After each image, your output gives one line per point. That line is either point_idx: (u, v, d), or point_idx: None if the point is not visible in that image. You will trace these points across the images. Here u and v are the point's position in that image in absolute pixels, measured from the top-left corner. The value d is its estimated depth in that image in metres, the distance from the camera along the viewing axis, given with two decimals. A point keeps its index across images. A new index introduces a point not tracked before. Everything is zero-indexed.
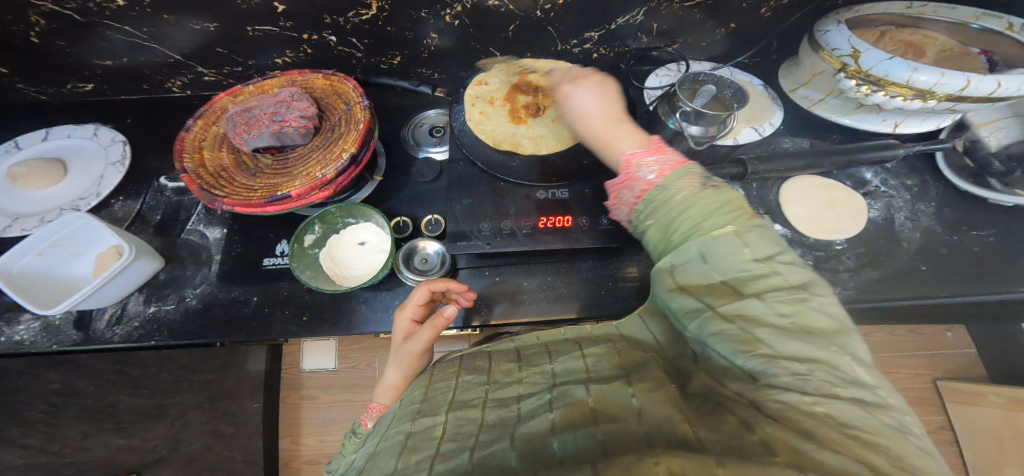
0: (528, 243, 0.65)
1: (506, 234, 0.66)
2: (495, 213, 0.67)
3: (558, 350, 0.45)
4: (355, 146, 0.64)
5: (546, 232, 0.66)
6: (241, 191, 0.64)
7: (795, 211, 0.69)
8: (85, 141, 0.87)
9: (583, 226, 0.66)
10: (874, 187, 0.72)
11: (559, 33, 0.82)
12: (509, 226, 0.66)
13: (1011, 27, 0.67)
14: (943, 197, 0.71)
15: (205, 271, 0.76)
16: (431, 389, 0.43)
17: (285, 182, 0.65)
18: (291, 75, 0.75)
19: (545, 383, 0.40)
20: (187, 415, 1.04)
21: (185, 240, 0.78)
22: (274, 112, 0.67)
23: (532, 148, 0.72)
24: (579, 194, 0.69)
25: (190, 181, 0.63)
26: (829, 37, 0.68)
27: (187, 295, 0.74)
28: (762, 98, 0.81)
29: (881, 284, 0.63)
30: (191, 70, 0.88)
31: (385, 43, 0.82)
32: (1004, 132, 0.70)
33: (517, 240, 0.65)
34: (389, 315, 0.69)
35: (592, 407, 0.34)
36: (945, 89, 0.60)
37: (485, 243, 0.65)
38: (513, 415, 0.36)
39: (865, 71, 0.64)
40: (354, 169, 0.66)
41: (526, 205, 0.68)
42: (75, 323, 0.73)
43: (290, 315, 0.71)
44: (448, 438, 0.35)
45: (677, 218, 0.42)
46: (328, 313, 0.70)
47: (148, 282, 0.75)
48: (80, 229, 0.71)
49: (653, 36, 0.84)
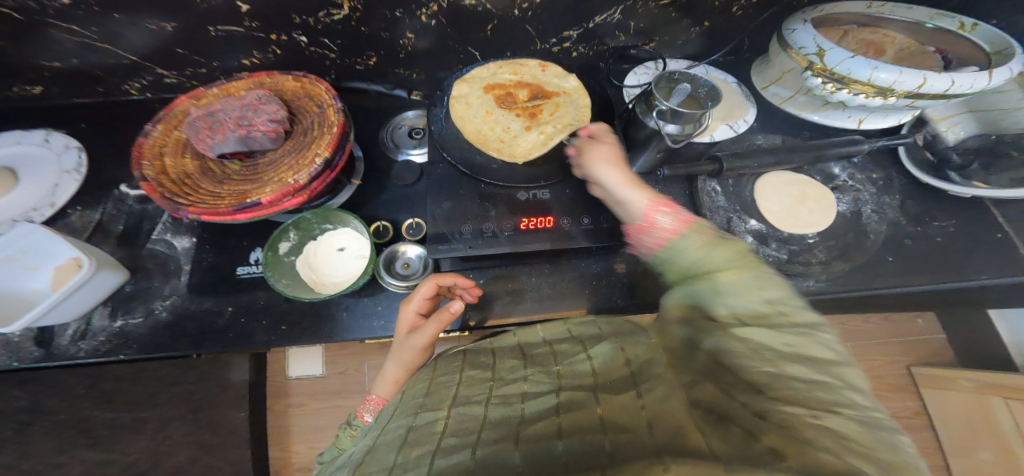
0: (509, 245, 0.65)
1: (487, 237, 0.65)
2: (477, 216, 0.67)
3: (563, 352, 0.46)
4: (330, 151, 0.62)
5: (529, 233, 0.65)
6: (208, 200, 0.61)
7: (769, 206, 0.72)
8: (36, 148, 0.82)
9: (565, 227, 0.66)
10: (840, 181, 0.75)
11: (537, 32, 0.81)
12: (491, 229, 0.66)
13: (963, 27, 0.71)
14: (906, 189, 0.74)
15: (176, 283, 0.72)
16: (435, 383, 0.44)
17: (255, 189, 0.62)
18: (258, 78, 0.72)
19: (550, 384, 0.40)
20: (168, 427, 0.97)
21: (150, 250, 0.75)
22: (239, 116, 0.65)
23: (496, 140, 0.74)
24: (559, 195, 0.69)
25: (151, 190, 0.59)
26: (795, 36, 0.70)
27: (157, 307, 0.71)
28: (736, 96, 0.83)
29: (851, 275, 0.66)
30: (152, 71, 0.83)
31: (359, 43, 0.79)
32: (959, 128, 0.76)
33: (499, 242, 0.65)
34: (372, 322, 0.68)
35: (603, 415, 0.34)
36: (903, 87, 0.63)
37: (468, 247, 0.64)
38: (516, 414, 0.37)
39: (829, 69, 0.66)
40: (329, 175, 0.65)
41: (509, 208, 0.67)
42: (36, 340, 0.69)
43: (269, 327, 0.69)
44: (448, 433, 0.35)
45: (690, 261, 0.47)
46: (309, 322, 0.68)
47: (112, 297, 0.71)
48: (33, 243, 0.66)
49: (631, 35, 0.84)
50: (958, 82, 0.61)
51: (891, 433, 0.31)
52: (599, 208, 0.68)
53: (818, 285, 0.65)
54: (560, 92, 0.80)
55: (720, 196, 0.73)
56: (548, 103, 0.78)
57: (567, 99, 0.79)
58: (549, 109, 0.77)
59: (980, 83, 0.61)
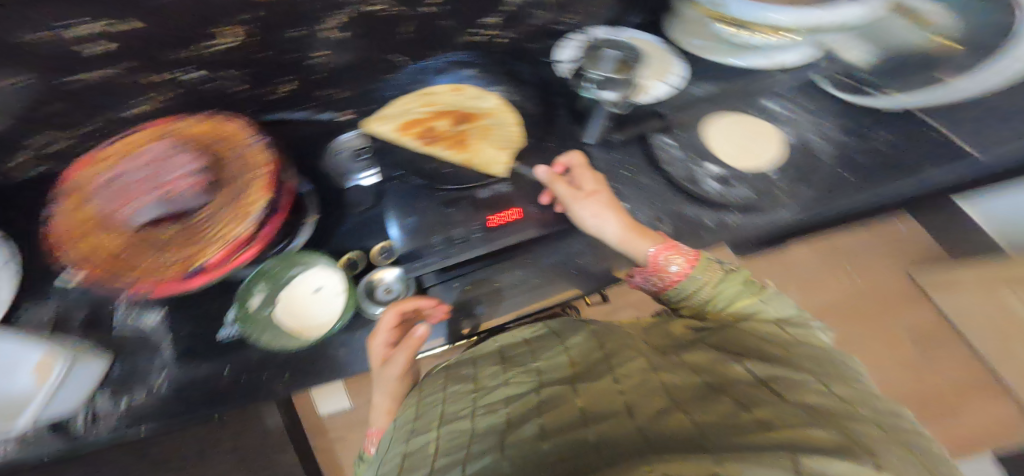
0: (480, 246, 0.63)
1: (459, 243, 0.63)
2: (443, 225, 0.64)
3: (542, 347, 0.47)
4: (267, 190, 0.59)
5: (501, 230, 0.65)
6: (153, 271, 0.57)
7: (728, 150, 0.78)
8: None
9: (534, 213, 0.67)
10: (781, 114, 0.83)
11: (417, 30, 0.83)
12: (460, 233, 0.64)
13: None
14: (839, 112, 0.83)
15: (164, 356, 0.71)
16: (423, 406, 0.44)
17: (201, 247, 0.58)
18: (157, 127, 0.67)
19: (531, 383, 0.40)
20: None
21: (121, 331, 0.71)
22: (155, 177, 0.62)
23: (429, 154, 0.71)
24: (518, 185, 0.69)
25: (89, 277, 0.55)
26: None
27: (156, 382, 0.69)
28: (660, 52, 0.83)
29: (814, 199, 0.75)
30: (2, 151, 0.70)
31: (269, 69, 0.79)
32: (861, 50, 0.84)
33: (473, 245, 0.63)
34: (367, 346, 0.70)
35: (583, 408, 0.33)
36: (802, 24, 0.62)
37: (442, 259, 0.63)
38: (499, 421, 0.35)
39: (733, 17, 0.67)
40: (275, 216, 0.62)
41: (473, 210, 0.66)
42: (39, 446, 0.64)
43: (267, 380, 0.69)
44: (440, 453, 0.35)
45: (707, 290, 0.52)
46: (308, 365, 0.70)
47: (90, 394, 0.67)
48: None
49: (538, 8, 0.85)
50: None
51: (886, 412, 0.34)
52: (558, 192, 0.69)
53: (788, 213, 0.74)
54: (481, 114, 0.75)
55: (674, 149, 0.78)
56: (474, 126, 0.73)
57: (492, 120, 0.74)
58: (477, 134, 0.72)
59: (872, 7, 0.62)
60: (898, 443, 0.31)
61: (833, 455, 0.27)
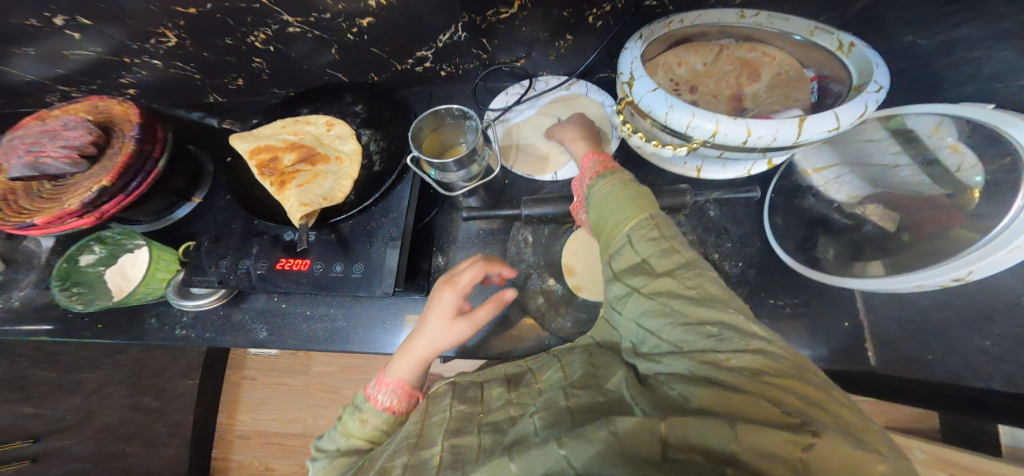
0: (260, 287, 0.59)
1: (241, 274, 0.59)
2: (361, 258, 0.59)
3: (541, 368, 0.51)
4: (109, 178, 0.53)
5: (282, 276, 0.59)
6: (9, 217, 0.54)
7: (573, 266, 0.68)
8: None
9: (316, 274, 0.59)
10: None
11: (388, 55, 0.72)
12: (248, 266, 0.60)
13: (840, 48, 0.48)
14: (746, 255, 0.63)
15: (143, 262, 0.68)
16: (428, 422, 0.46)
17: (41, 205, 0.54)
18: (93, 100, 0.61)
19: (531, 401, 0.45)
20: (107, 388, 1.02)
21: (24, 246, 0.72)
22: (33, 143, 0.55)
23: (295, 194, 0.61)
24: (355, 230, 0.61)
25: None
26: (621, 57, 0.53)
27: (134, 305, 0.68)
28: (604, 126, 0.72)
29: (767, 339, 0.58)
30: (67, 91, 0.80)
31: (286, 68, 0.76)
32: (845, 181, 0.56)
33: (251, 282, 0.59)
34: (280, 320, 0.67)
35: (567, 412, 0.39)
36: (697, 133, 0.48)
37: (218, 280, 0.60)
38: (499, 436, 0.41)
39: (637, 102, 0.52)
40: (123, 199, 0.56)
41: (328, 250, 0.60)
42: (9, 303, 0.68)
43: (172, 314, 0.67)
44: (446, 466, 0.39)
45: (598, 213, 0.49)
46: (213, 322, 0.67)
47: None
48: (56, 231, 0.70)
49: (491, 51, 0.74)
50: (806, 128, 0.44)
51: (799, 369, 0.33)
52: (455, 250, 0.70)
53: None
54: (331, 157, 0.65)
55: (527, 249, 0.70)
56: (308, 169, 0.64)
57: (334, 167, 0.64)
58: (309, 179, 0.63)
59: (784, 135, 0.44)
60: (838, 409, 0.30)
61: (769, 431, 0.28)
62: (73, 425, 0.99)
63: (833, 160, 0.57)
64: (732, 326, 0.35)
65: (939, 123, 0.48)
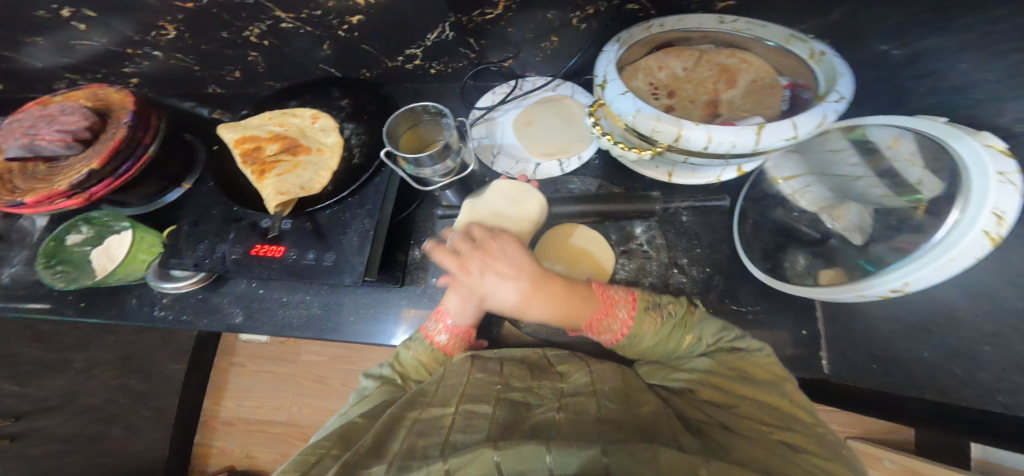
0: (233, 272, 0.59)
1: (215, 259, 0.60)
2: (334, 248, 0.60)
3: (567, 371, 0.52)
4: (99, 161, 0.55)
5: (256, 261, 0.60)
6: (2, 196, 0.55)
7: (541, 267, 0.64)
8: None
9: (289, 261, 0.59)
10: (636, 243, 0.66)
11: (378, 52, 0.73)
12: (222, 251, 0.61)
13: (813, 57, 0.48)
14: (713, 261, 0.65)
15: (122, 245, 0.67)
16: (443, 384, 0.48)
17: (34, 186, 0.56)
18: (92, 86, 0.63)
19: (555, 396, 0.46)
20: (95, 369, 1.04)
21: (19, 225, 0.75)
22: (30, 125, 0.57)
23: (274, 183, 0.63)
24: (332, 219, 0.62)
25: None
26: (598, 60, 0.55)
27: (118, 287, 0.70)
28: (584, 127, 0.74)
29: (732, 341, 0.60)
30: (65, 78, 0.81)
31: (277, 59, 0.75)
32: (809, 188, 0.58)
33: (226, 267, 0.60)
34: (258, 305, 0.68)
35: (598, 417, 0.40)
36: (661, 137, 0.49)
37: (194, 263, 0.60)
38: (522, 417, 0.42)
39: (607, 105, 0.53)
40: (113, 182, 0.57)
41: (304, 239, 0.61)
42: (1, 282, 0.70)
43: (151, 294, 0.69)
44: (456, 429, 0.41)
45: (649, 346, 0.52)
46: (192, 305, 0.68)
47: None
48: None
49: (480, 49, 0.73)
50: (763, 136, 0.45)
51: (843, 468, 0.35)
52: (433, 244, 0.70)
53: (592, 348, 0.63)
54: (313, 149, 0.66)
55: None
56: (290, 159, 0.65)
57: (314, 159, 0.66)
58: (291, 170, 0.65)
59: (744, 140, 0.45)
60: None
61: None
62: (58, 404, 1.00)
63: (804, 174, 0.59)
64: (789, 404, 0.42)
65: (893, 135, 0.48)
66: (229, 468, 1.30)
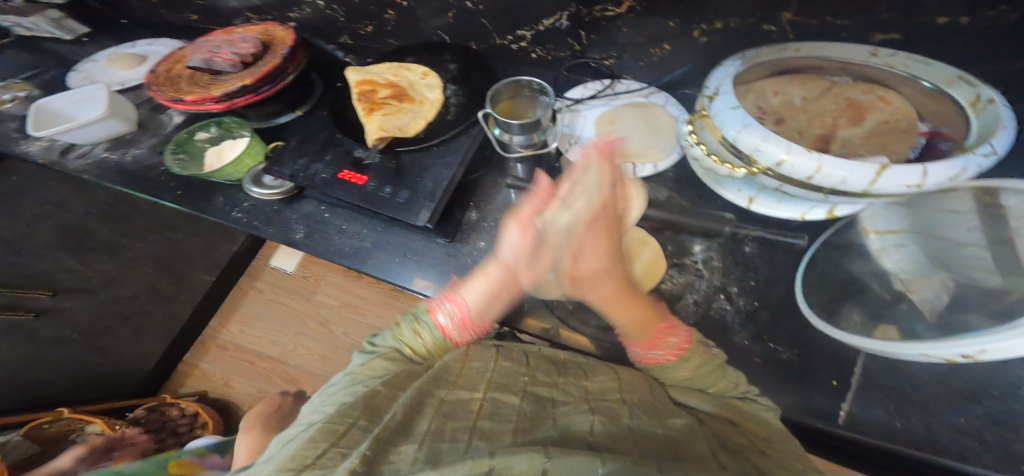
0: (320, 188, 0.64)
1: (304, 173, 0.66)
2: (411, 185, 0.63)
3: (590, 371, 0.50)
4: (250, 79, 0.71)
5: (341, 184, 0.64)
6: (167, 89, 0.73)
7: None
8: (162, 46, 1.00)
9: (369, 190, 0.63)
10: (690, 260, 0.60)
11: (493, 28, 0.80)
12: (316, 169, 0.66)
13: (976, 104, 0.44)
14: (764, 295, 0.57)
15: (235, 147, 0.77)
16: (469, 366, 0.48)
17: (199, 87, 0.72)
18: (265, 25, 0.82)
19: (579, 395, 0.44)
20: (141, 259, 1.26)
21: (159, 118, 0.87)
22: (217, 47, 0.76)
23: (379, 122, 0.67)
24: (412, 163, 0.65)
25: (148, 79, 0.74)
26: (713, 69, 0.52)
27: (203, 182, 0.78)
28: (670, 137, 0.70)
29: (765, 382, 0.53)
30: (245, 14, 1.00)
31: (406, 25, 0.89)
32: (900, 250, 0.49)
33: (312, 184, 0.65)
34: (319, 227, 0.72)
35: (630, 425, 0.38)
36: (762, 158, 0.44)
37: (290, 173, 0.66)
38: (548, 416, 0.40)
39: (710, 116, 0.49)
40: (253, 98, 0.74)
41: (383, 172, 0.64)
42: (114, 155, 0.83)
43: (236, 197, 0.77)
44: (483, 415, 0.40)
45: (681, 377, 0.48)
46: (265, 214, 0.74)
47: (116, 138, 0.84)
48: (91, 94, 0.81)
49: (586, 45, 0.77)
50: (883, 178, 0.38)
51: None
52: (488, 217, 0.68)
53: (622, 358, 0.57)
54: (418, 100, 0.70)
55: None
56: (395, 104, 0.69)
57: (416, 107, 0.69)
58: (395, 113, 0.68)
59: (857, 178, 0.39)
60: None
61: None
62: (97, 287, 1.17)
63: (901, 231, 0.49)
64: (792, 450, 0.40)
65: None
66: (203, 392, 1.42)
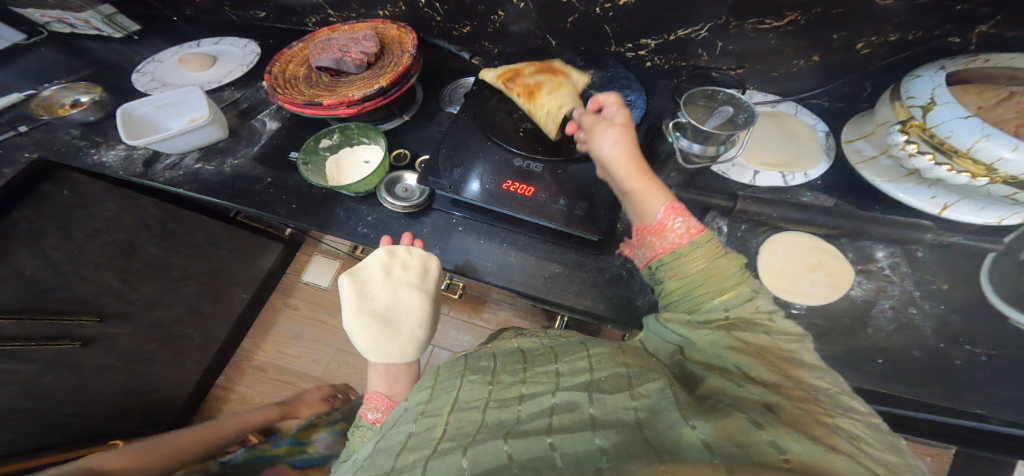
0: (484, 199, 0.61)
1: (470, 184, 0.62)
2: (582, 194, 0.61)
3: (564, 351, 0.40)
4: (387, 82, 0.67)
5: (506, 194, 0.62)
6: (295, 93, 0.69)
7: (770, 264, 0.60)
8: (232, 48, 0.93)
9: (538, 200, 0.61)
10: (876, 266, 0.59)
11: (616, 35, 0.78)
12: (476, 180, 0.63)
13: None
14: (947, 298, 0.56)
15: (358, 157, 0.72)
16: (436, 387, 0.38)
17: (327, 92, 0.69)
18: (376, 23, 0.78)
19: (550, 384, 0.36)
20: (183, 281, 1.03)
21: (249, 125, 0.80)
22: (342, 45, 0.71)
23: (545, 110, 0.65)
24: (576, 174, 0.63)
25: (267, 80, 0.69)
26: (914, 83, 0.54)
27: (315, 194, 0.72)
28: (814, 146, 0.70)
29: (982, 388, 0.51)
30: (324, 14, 0.92)
31: (512, 37, 0.85)
32: None
33: (475, 194, 0.62)
34: (457, 241, 0.68)
35: (594, 417, 0.31)
36: (1008, 168, 0.46)
37: (451, 186, 0.63)
38: (512, 421, 0.32)
39: (928, 128, 0.50)
40: (384, 101, 0.70)
41: (552, 182, 0.62)
42: (205, 165, 0.75)
43: (358, 211, 0.70)
44: (447, 438, 0.31)
45: (689, 276, 0.45)
46: (395, 227, 0.69)
47: (206, 147, 0.77)
48: (185, 100, 0.75)
49: (715, 55, 0.76)
50: None
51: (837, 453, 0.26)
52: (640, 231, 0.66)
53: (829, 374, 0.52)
54: (567, 72, 0.68)
55: (720, 238, 0.63)
56: (552, 81, 0.67)
57: (572, 78, 0.68)
58: (557, 90, 0.67)
59: None
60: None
61: None
62: (137, 311, 0.95)
63: None
64: (803, 391, 0.32)
65: None
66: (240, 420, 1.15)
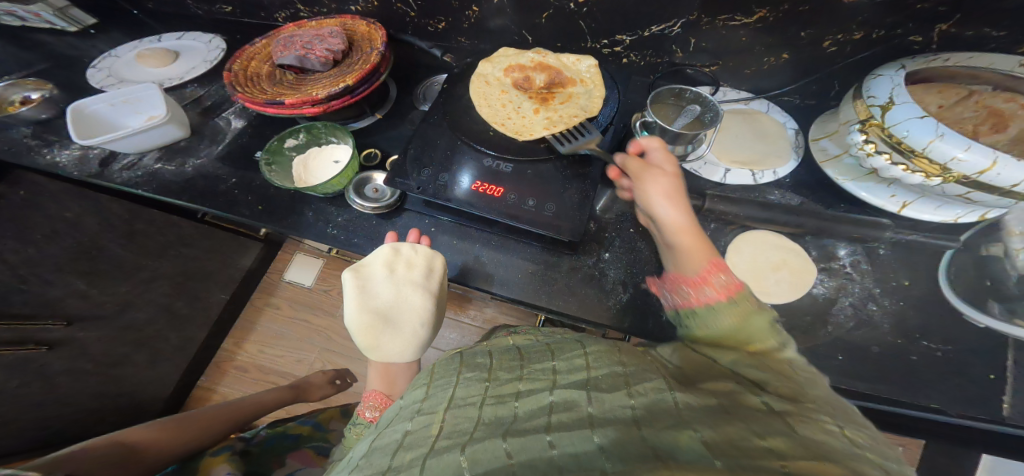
0: (452, 200, 0.60)
1: (438, 184, 0.61)
2: (551, 194, 0.61)
3: (559, 348, 0.40)
4: (353, 80, 0.65)
5: (474, 195, 0.61)
6: (256, 91, 0.67)
7: (736, 263, 0.61)
8: (197, 44, 0.89)
9: (508, 201, 0.60)
10: (838, 264, 0.60)
11: (590, 31, 0.77)
12: (444, 180, 0.62)
13: None
14: (905, 294, 0.57)
15: (325, 157, 0.70)
16: (433, 386, 0.37)
17: (291, 91, 0.67)
18: (344, 19, 0.76)
19: (546, 382, 0.35)
20: (154, 282, 1.01)
21: (213, 123, 0.78)
22: (306, 42, 0.69)
23: (545, 114, 0.68)
24: (545, 174, 0.63)
25: (227, 77, 0.67)
26: (874, 82, 0.54)
27: (281, 194, 0.70)
28: (783, 144, 0.70)
29: (937, 381, 0.52)
30: (293, 9, 0.89)
31: (487, 32, 0.84)
32: None
33: (442, 195, 0.61)
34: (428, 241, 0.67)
35: (591, 413, 0.30)
36: (960, 167, 0.47)
37: (418, 186, 0.61)
38: (508, 417, 0.31)
39: (887, 128, 0.51)
40: (351, 100, 0.68)
41: (521, 182, 0.62)
42: (166, 165, 0.72)
43: (326, 212, 0.69)
44: (443, 435, 0.30)
45: (713, 326, 0.44)
46: (364, 228, 0.68)
47: (167, 146, 0.74)
48: (141, 96, 0.72)
49: (689, 52, 0.76)
50: None
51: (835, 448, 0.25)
52: (611, 230, 0.66)
53: None
54: (576, 81, 0.71)
55: None
56: (563, 91, 0.70)
57: (582, 89, 0.70)
58: (564, 98, 0.69)
59: None
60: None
61: None
62: (106, 314, 0.93)
63: None
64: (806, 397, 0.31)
65: None
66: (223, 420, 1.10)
